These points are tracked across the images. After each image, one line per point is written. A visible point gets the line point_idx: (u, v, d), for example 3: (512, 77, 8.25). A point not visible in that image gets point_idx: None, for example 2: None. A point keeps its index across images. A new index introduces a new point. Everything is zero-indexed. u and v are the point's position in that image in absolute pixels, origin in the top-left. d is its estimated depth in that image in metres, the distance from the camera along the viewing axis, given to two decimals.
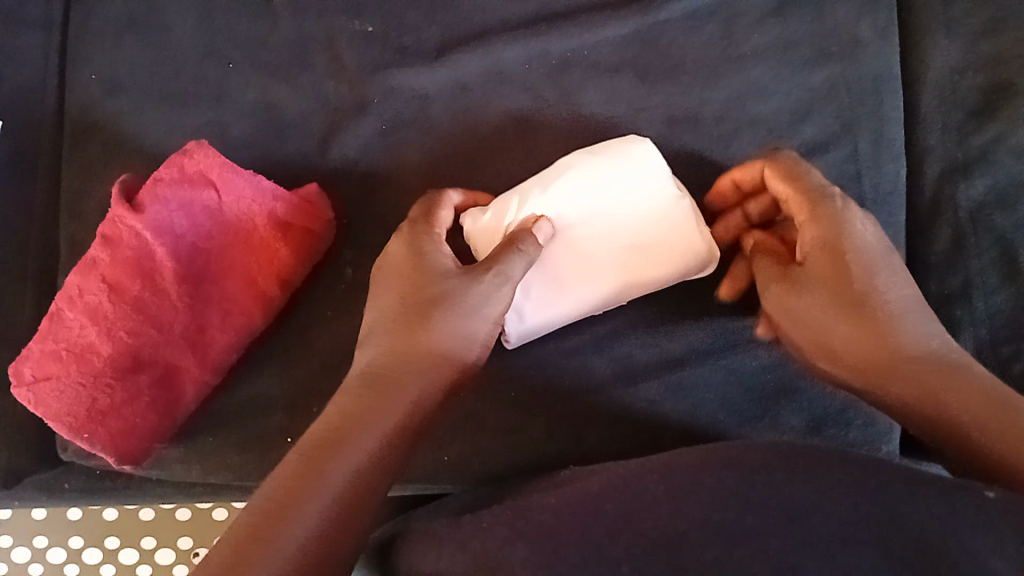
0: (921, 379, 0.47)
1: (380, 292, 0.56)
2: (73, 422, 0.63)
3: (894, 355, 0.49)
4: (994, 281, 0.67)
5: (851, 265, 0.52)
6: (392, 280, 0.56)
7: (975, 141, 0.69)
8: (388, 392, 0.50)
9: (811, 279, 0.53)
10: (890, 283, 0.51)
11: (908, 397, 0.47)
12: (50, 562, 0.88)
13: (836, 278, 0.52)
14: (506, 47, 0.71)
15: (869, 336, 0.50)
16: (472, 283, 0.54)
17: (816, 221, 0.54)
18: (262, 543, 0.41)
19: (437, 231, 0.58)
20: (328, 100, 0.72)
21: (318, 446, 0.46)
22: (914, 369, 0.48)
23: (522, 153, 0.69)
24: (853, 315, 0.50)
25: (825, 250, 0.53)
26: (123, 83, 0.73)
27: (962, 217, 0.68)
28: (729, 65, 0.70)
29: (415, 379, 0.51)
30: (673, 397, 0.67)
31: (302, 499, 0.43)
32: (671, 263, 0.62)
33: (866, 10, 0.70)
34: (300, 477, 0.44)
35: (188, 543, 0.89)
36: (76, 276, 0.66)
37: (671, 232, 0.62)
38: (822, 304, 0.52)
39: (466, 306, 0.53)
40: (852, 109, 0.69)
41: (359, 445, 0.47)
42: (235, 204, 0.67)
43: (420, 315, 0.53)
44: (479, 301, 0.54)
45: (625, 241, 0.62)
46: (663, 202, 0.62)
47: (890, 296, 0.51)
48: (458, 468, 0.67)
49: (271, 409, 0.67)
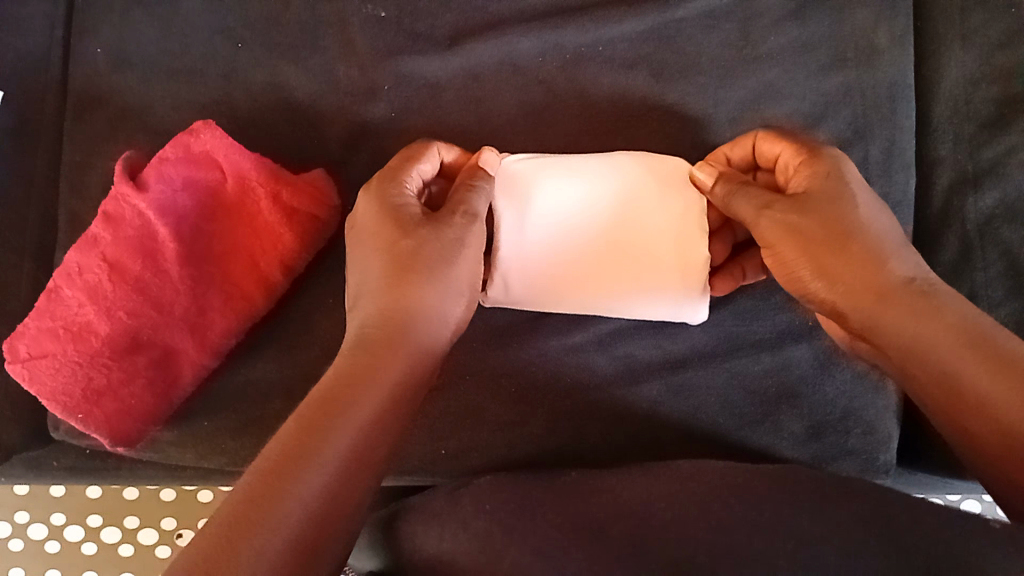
0: (907, 305, 0.50)
1: (360, 251, 0.56)
2: (68, 402, 0.63)
3: (891, 277, 0.51)
4: (999, 294, 0.67)
5: (848, 192, 0.56)
6: (369, 242, 0.56)
7: (985, 153, 0.69)
8: (384, 352, 0.50)
9: (810, 203, 0.55)
10: (879, 215, 0.55)
11: (901, 325, 0.50)
12: (31, 539, 0.87)
13: (833, 203, 0.55)
14: (521, 38, 0.70)
15: (865, 257, 0.52)
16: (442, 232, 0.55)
17: (814, 162, 0.57)
18: (272, 504, 0.41)
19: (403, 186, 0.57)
20: (338, 82, 0.70)
21: (320, 404, 0.46)
22: (899, 293, 0.51)
23: (532, 146, 0.69)
24: (849, 237, 0.53)
25: (825, 176, 0.56)
26: (129, 56, 0.72)
27: (970, 230, 0.68)
28: (745, 65, 0.69)
29: (411, 335, 0.51)
30: (674, 398, 0.66)
31: (309, 457, 0.43)
32: (667, 234, 0.63)
33: (884, 17, 0.70)
34: (298, 439, 0.44)
35: (172, 524, 0.88)
36: (77, 253, 0.65)
37: (656, 236, 0.63)
38: (822, 222, 0.54)
39: (436, 245, 0.54)
40: (866, 116, 0.69)
41: (363, 409, 0.47)
42: (239, 185, 0.66)
43: (404, 263, 0.53)
44: (450, 251, 0.54)
45: (619, 213, 0.63)
46: (649, 228, 0.63)
47: (880, 225, 0.55)
48: (456, 460, 0.66)
49: (269, 394, 0.66)
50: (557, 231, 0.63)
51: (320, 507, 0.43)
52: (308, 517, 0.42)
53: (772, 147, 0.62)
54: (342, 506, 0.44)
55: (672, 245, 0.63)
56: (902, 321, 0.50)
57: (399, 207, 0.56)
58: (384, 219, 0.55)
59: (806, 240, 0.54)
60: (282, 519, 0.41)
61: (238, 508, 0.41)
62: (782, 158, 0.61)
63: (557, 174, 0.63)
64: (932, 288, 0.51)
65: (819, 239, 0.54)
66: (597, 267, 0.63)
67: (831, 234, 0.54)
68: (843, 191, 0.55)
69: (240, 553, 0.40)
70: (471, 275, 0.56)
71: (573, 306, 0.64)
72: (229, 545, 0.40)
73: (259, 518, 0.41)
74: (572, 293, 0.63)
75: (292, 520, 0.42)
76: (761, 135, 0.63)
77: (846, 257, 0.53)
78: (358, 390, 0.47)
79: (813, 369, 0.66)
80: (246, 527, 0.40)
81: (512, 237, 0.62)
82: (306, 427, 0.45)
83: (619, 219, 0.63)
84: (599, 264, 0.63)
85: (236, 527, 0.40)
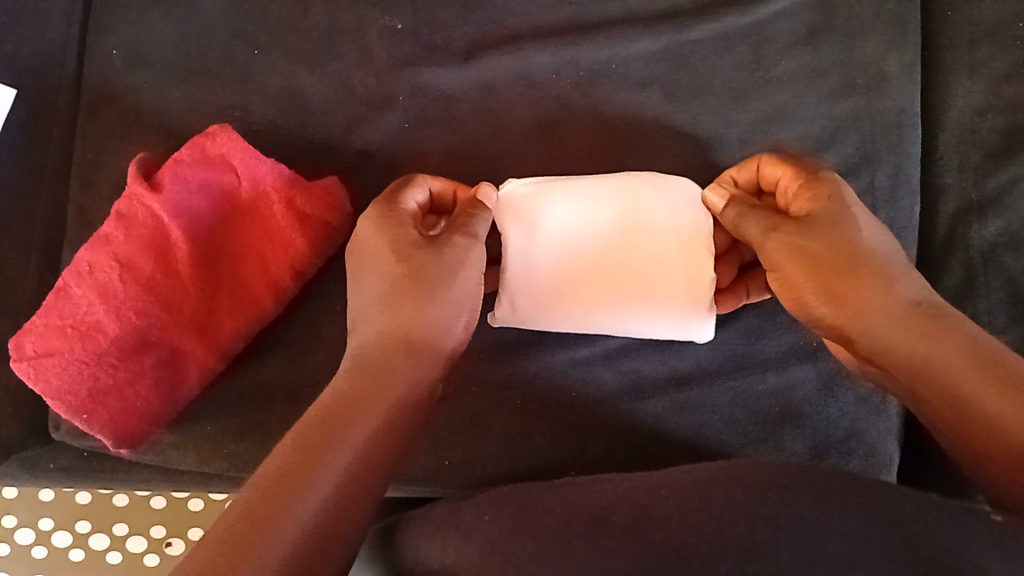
0: (914, 325, 0.50)
1: (359, 276, 0.56)
2: (73, 401, 0.62)
3: (898, 301, 0.52)
4: (1002, 321, 0.67)
5: (851, 216, 0.56)
6: (364, 265, 0.56)
7: (990, 183, 0.70)
8: (382, 376, 0.49)
9: (815, 227, 0.56)
10: (880, 238, 0.56)
11: (911, 346, 0.50)
12: (17, 543, 0.86)
13: (838, 226, 0.56)
14: (537, 54, 0.71)
15: (870, 280, 0.53)
16: (447, 251, 0.56)
17: (815, 184, 0.58)
18: (283, 503, 0.41)
19: (402, 209, 0.58)
20: (353, 91, 0.71)
21: (316, 424, 0.45)
22: (904, 314, 0.51)
23: (544, 160, 0.69)
24: (854, 263, 0.54)
25: (827, 200, 0.57)
26: (147, 58, 0.73)
27: (974, 256, 0.69)
28: (756, 88, 0.70)
29: (410, 347, 0.52)
30: (678, 414, 0.67)
31: (316, 460, 0.43)
32: (681, 256, 0.63)
33: (894, 46, 0.71)
34: (297, 456, 0.43)
35: (161, 532, 0.87)
36: (88, 252, 0.65)
37: (652, 251, 0.63)
38: (828, 248, 0.55)
39: (440, 276, 0.54)
40: (874, 141, 0.69)
41: (362, 426, 0.46)
42: (254, 189, 0.67)
43: (416, 288, 0.53)
44: (454, 265, 0.55)
45: (625, 231, 0.63)
46: (644, 241, 0.63)
47: (883, 248, 0.55)
48: (459, 471, 0.66)
49: (273, 398, 0.66)
50: (560, 253, 0.63)
51: (326, 510, 0.42)
52: (312, 532, 0.41)
53: (775, 171, 0.62)
54: (350, 510, 0.43)
55: (670, 258, 0.63)
56: (910, 343, 0.50)
57: (404, 231, 0.56)
58: (389, 244, 0.56)
59: (810, 263, 0.55)
60: (293, 516, 0.40)
61: (235, 526, 0.40)
62: (782, 181, 0.61)
63: (566, 195, 0.64)
64: (939, 310, 0.51)
65: (825, 262, 0.54)
66: (598, 286, 0.63)
67: (837, 258, 0.54)
68: (846, 215, 0.56)
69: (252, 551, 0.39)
70: (473, 294, 0.57)
71: (579, 326, 0.64)
72: (229, 561, 0.38)
73: (270, 518, 0.40)
74: (581, 311, 0.63)
75: (292, 534, 0.40)
76: (765, 161, 0.63)
77: (849, 281, 0.53)
78: (359, 412, 0.47)
79: (816, 390, 0.67)
80: (245, 545, 0.39)
81: (520, 259, 0.63)
82: (306, 445, 0.43)
83: (631, 242, 0.63)
84: (602, 282, 0.63)
85: (235, 546, 0.39)
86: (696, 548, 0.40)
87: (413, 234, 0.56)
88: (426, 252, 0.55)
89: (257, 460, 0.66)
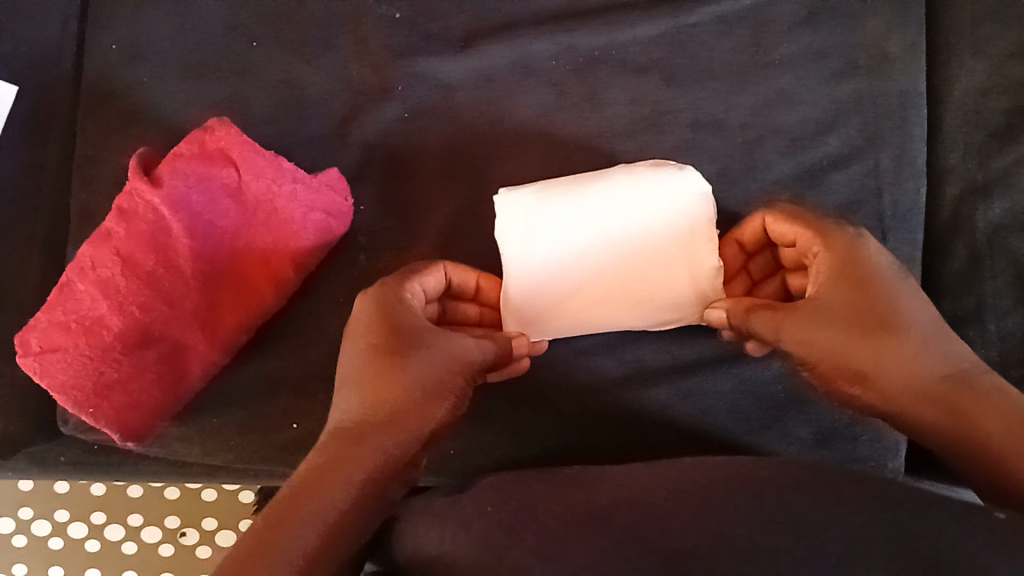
0: (951, 399, 0.45)
1: (349, 350, 0.54)
2: (78, 396, 0.63)
3: (919, 368, 0.47)
4: (1007, 303, 0.66)
5: (866, 276, 0.52)
6: (358, 343, 0.53)
7: (996, 162, 0.69)
8: (353, 443, 0.47)
9: (824, 301, 0.52)
10: (906, 295, 0.51)
11: (938, 423, 0.45)
12: (34, 534, 0.87)
13: (851, 303, 0.51)
14: (534, 42, 0.71)
15: (892, 359, 0.48)
16: (440, 343, 0.53)
17: (829, 254, 0.54)
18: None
19: (406, 291, 0.56)
20: (351, 83, 0.72)
21: (278, 510, 0.43)
22: (930, 381, 0.46)
23: (543, 147, 0.69)
24: (877, 326, 0.49)
25: (841, 270, 0.53)
26: (146, 53, 0.73)
27: (980, 238, 0.68)
28: (757, 71, 0.70)
29: (395, 420, 0.48)
30: (682, 401, 0.66)
31: (271, 559, 0.41)
32: (682, 249, 0.62)
33: (896, 26, 0.70)
34: (248, 553, 0.41)
35: (175, 522, 0.87)
36: (89, 248, 0.65)
37: (647, 259, 0.62)
38: (842, 315, 0.51)
39: (430, 363, 0.52)
40: (877, 123, 0.69)
41: (325, 507, 0.43)
42: (255, 183, 0.67)
43: (397, 368, 0.50)
44: (436, 360, 0.52)
45: (619, 238, 0.62)
46: (640, 250, 0.63)
47: (908, 304, 0.51)
48: (462, 460, 0.66)
49: (278, 389, 0.67)
50: (556, 261, 0.62)
51: None
52: None
53: (784, 230, 0.58)
54: None
55: (670, 262, 0.62)
56: (937, 421, 0.45)
57: (400, 316, 0.54)
58: (384, 329, 0.53)
59: (831, 352, 0.50)
60: None
61: None
62: (797, 241, 0.57)
63: (556, 201, 0.62)
64: (972, 380, 0.46)
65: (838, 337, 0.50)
66: (598, 292, 0.63)
67: (853, 325, 0.50)
68: (861, 285, 0.51)
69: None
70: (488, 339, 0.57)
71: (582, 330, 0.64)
72: None
73: None
74: (584, 319, 0.63)
75: None
76: (770, 217, 0.60)
77: (870, 359, 0.49)
78: (324, 490, 0.44)
79: None
80: None
81: (512, 282, 0.63)
82: (260, 540, 0.41)
83: (637, 238, 0.62)
84: (601, 291, 0.63)
85: None
86: (694, 548, 0.39)
87: (417, 318, 0.54)
88: (423, 332, 0.53)
89: (262, 453, 0.66)
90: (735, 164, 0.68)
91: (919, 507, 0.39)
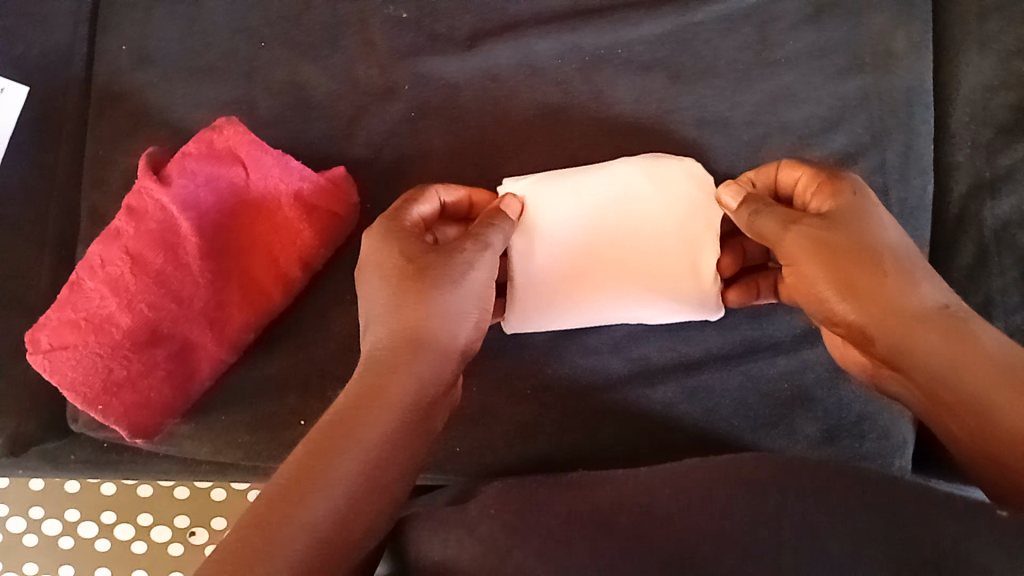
0: (940, 340, 0.47)
1: (365, 283, 0.56)
2: (87, 394, 0.63)
3: (917, 309, 0.48)
4: (1015, 300, 0.67)
5: (873, 218, 0.53)
6: (372, 271, 0.55)
7: (1002, 160, 0.69)
8: (381, 387, 0.49)
9: (837, 221, 0.52)
10: (904, 240, 0.53)
11: (932, 361, 0.47)
12: (45, 534, 0.87)
13: (863, 224, 0.52)
14: (540, 40, 0.71)
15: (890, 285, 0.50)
16: (455, 253, 0.54)
17: (840, 186, 0.54)
18: (316, 474, 0.43)
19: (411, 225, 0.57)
20: (357, 83, 0.72)
21: (313, 448, 0.45)
22: (927, 324, 0.48)
23: (549, 145, 0.70)
24: (878, 261, 0.50)
25: (853, 202, 0.53)
26: (153, 56, 0.74)
27: (987, 235, 0.68)
28: (762, 69, 0.70)
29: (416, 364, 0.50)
30: (688, 399, 0.66)
31: (301, 502, 0.42)
32: (683, 233, 0.61)
33: (902, 23, 0.69)
34: (285, 495, 0.42)
35: (185, 521, 0.86)
36: (99, 246, 0.66)
37: (649, 239, 0.61)
38: (851, 243, 0.51)
39: (449, 271, 0.53)
40: (883, 120, 0.69)
41: (353, 449, 0.45)
42: (261, 182, 0.67)
43: (420, 281, 0.52)
44: (462, 268, 0.54)
45: (613, 215, 0.62)
46: (645, 234, 0.62)
47: (906, 248, 0.52)
48: (470, 457, 0.67)
49: (286, 389, 0.68)
50: (554, 229, 0.62)
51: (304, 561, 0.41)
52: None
53: (793, 174, 0.58)
54: (340, 534, 0.43)
55: (675, 247, 0.62)
56: (935, 355, 0.47)
57: (411, 242, 0.55)
58: (394, 259, 0.54)
59: (831, 267, 0.51)
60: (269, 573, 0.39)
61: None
62: (800, 182, 0.58)
63: (555, 183, 0.62)
64: (965, 313, 0.48)
65: (842, 261, 0.51)
66: (591, 264, 0.62)
67: (854, 256, 0.51)
68: (866, 219, 0.52)
69: (272, 554, 0.40)
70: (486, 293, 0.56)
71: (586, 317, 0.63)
72: None
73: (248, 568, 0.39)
74: (589, 305, 0.62)
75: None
76: (784, 165, 0.59)
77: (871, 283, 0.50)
78: (356, 432, 0.46)
79: (827, 373, 0.66)
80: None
81: (518, 260, 0.62)
82: (301, 479, 0.43)
83: (632, 218, 0.62)
84: (594, 264, 0.62)
85: None
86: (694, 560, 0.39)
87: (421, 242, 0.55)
88: (436, 250, 0.54)
89: (272, 451, 0.67)
90: (741, 162, 0.68)
91: (927, 513, 0.40)
